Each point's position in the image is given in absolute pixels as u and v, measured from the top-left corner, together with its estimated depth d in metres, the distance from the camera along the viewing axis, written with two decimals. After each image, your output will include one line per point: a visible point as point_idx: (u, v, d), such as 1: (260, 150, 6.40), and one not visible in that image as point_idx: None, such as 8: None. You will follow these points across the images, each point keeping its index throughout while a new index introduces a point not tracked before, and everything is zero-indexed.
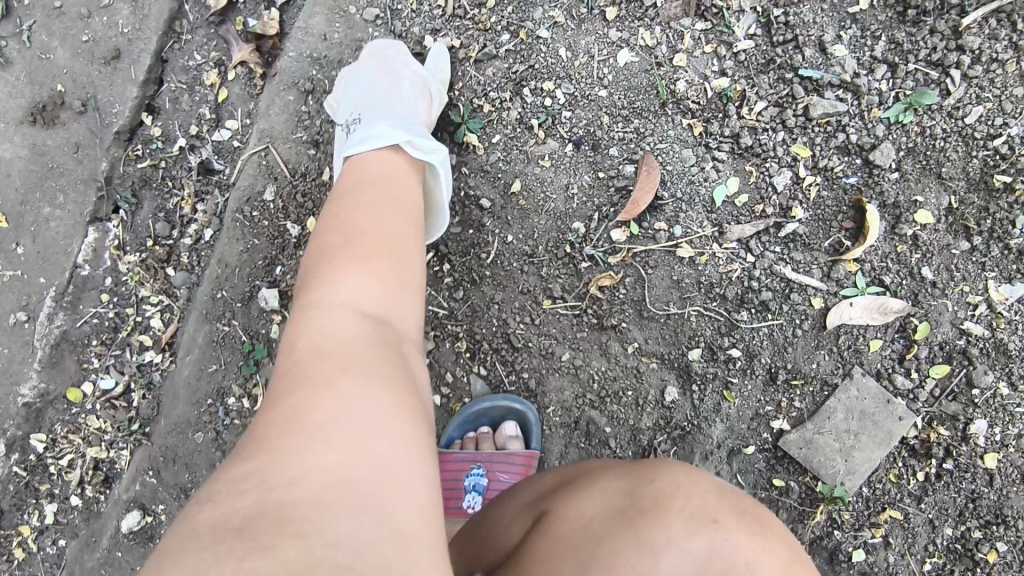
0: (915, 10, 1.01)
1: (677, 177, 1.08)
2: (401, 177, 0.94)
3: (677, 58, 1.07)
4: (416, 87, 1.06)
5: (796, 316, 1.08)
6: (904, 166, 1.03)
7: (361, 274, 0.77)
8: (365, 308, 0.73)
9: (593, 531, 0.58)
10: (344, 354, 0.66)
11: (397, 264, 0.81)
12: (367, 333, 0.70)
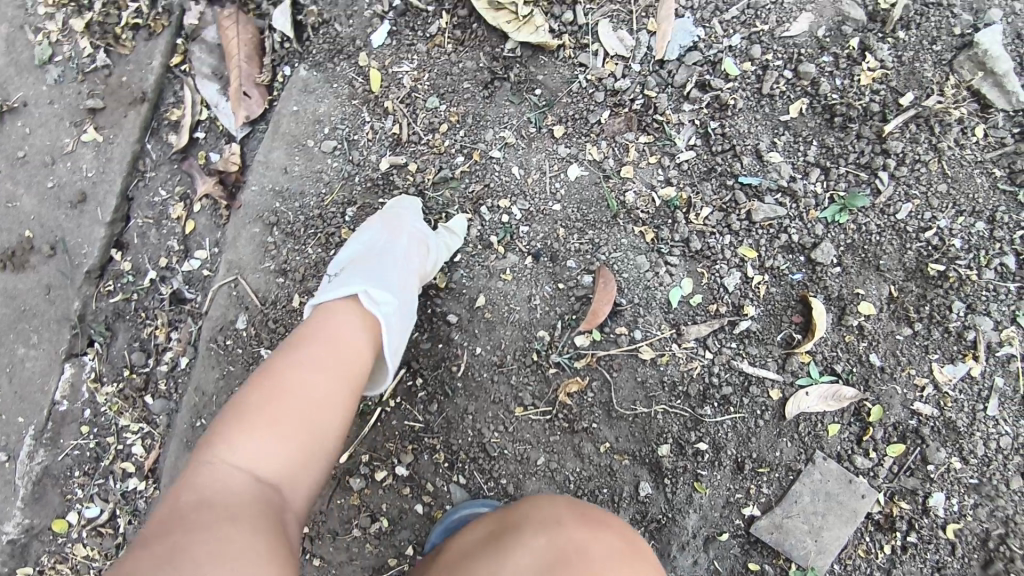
0: (841, 117, 1.06)
1: (633, 283, 1.13)
2: (350, 333, 0.90)
3: (624, 171, 1.12)
4: (410, 245, 1.05)
5: (756, 408, 1.12)
6: (845, 261, 1.09)
7: (266, 441, 0.73)
8: (263, 469, 0.71)
9: (466, 552, 0.71)
10: (224, 515, 0.64)
11: (315, 431, 0.78)
12: (257, 502, 0.68)
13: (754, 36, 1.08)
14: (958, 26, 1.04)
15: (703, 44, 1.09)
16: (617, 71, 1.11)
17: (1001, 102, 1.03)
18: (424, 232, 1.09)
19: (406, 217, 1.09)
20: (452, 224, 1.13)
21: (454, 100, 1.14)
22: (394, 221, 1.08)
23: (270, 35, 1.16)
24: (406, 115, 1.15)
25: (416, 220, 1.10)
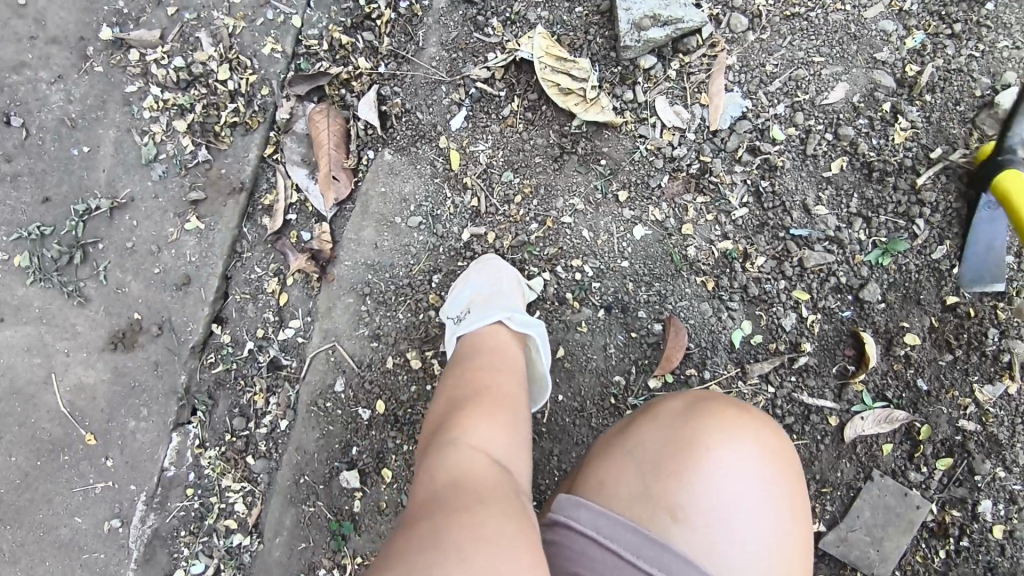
0: (879, 171, 1.19)
1: (699, 329, 1.25)
2: (508, 352, 1.07)
3: (684, 228, 1.25)
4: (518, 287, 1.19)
5: (817, 434, 1.24)
6: (889, 298, 1.21)
7: (487, 428, 0.87)
8: (493, 452, 0.84)
9: (621, 428, 0.89)
10: (476, 481, 0.77)
11: (516, 426, 0.91)
12: (496, 473, 0.80)
13: (798, 104, 1.20)
14: (980, 88, 1.17)
15: (752, 114, 1.21)
16: (674, 140, 1.23)
17: None
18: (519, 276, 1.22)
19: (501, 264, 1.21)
20: (532, 283, 1.26)
21: (527, 173, 1.26)
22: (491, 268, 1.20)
23: (355, 123, 1.27)
24: (483, 189, 1.26)
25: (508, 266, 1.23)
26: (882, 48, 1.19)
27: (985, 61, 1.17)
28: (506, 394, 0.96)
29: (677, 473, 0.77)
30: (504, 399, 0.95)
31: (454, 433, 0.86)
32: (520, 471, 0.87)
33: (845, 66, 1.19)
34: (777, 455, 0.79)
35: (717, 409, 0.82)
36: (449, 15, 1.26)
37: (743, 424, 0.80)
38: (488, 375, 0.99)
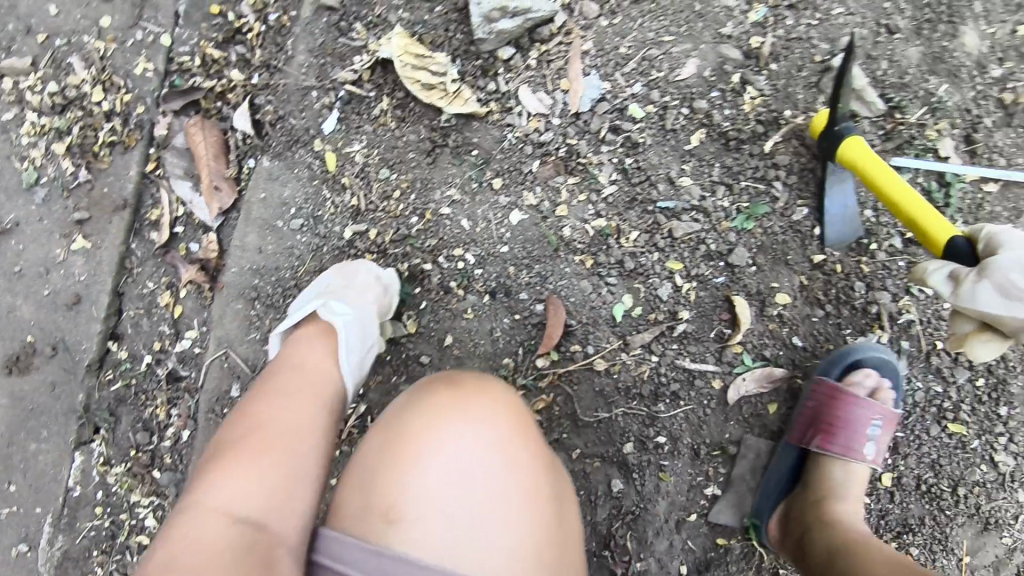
0: (735, 140, 1.24)
1: (580, 306, 1.29)
2: (310, 343, 1.06)
3: (558, 209, 1.29)
4: (367, 279, 1.20)
5: (703, 398, 1.28)
6: (758, 260, 1.26)
7: (243, 473, 0.78)
8: (240, 510, 0.75)
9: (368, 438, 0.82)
10: (203, 564, 0.69)
11: (289, 458, 0.82)
12: (235, 540, 0.72)
13: (653, 83, 1.25)
14: (819, 54, 1.22)
15: (610, 95, 1.26)
16: (540, 126, 1.28)
17: (866, 113, 1.21)
18: (375, 268, 1.22)
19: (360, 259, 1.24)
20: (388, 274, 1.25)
21: (402, 169, 1.29)
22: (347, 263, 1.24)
23: (233, 134, 1.31)
24: (361, 188, 1.30)
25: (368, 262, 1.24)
26: (726, 23, 1.24)
27: (822, 29, 1.22)
28: (286, 422, 0.86)
29: (396, 472, 0.73)
30: (284, 427, 0.85)
31: (200, 491, 0.77)
32: (292, 514, 0.77)
33: (693, 43, 1.24)
34: (502, 438, 0.74)
35: (436, 401, 0.76)
36: (314, 23, 1.28)
37: (461, 413, 0.75)
38: (272, 403, 0.90)
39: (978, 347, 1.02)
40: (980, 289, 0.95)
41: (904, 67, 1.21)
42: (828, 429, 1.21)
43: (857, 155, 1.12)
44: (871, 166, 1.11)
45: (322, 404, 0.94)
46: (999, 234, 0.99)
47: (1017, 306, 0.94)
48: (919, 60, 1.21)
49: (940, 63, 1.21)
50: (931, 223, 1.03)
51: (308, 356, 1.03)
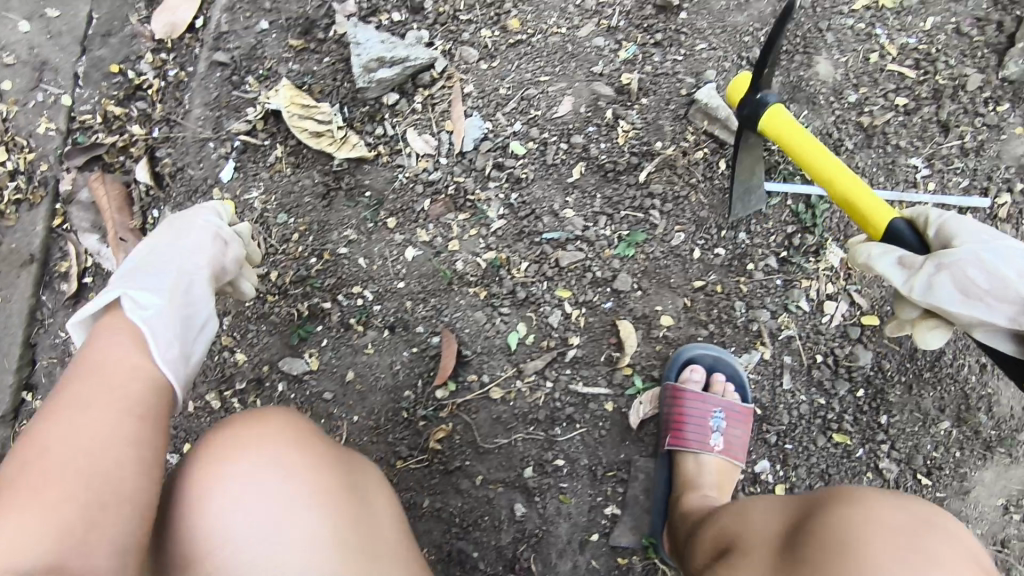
0: (613, 171, 1.31)
1: (475, 337, 1.34)
2: (110, 330, 0.90)
3: (451, 245, 1.34)
4: (199, 240, 1.09)
5: (597, 420, 1.32)
6: (642, 285, 1.31)
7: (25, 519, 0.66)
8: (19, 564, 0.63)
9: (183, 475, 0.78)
10: None
11: (91, 487, 0.71)
12: None
13: (532, 121, 1.31)
14: (685, 88, 1.29)
15: (492, 134, 1.32)
16: (429, 166, 1.33)
17: (734, 141, 1.28)
18: (211, 226, 1.11)
19: (196, 209, 1.14)
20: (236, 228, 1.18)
21: (300, 213, 1.35)
22: (178, 221, 1.12)
23: (135, 186, 1.35)
24: (261, 233, 1.35)
25: (201, 216, 1.13)
26: (597, 62, 1.31)
27: (687, 63, 1.29)
28: (83, 442, 0.73)
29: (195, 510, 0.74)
30: (80, 449, 0.72)
31: None
32: (93, 555, 0.68)
33: (567, 81, 1.31)
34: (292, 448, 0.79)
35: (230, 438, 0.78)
36: (209, 78, 1.34)
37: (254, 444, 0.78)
38: (61, 420, 0.74)
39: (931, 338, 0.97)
40: (938, 281, 0.90)
41: None
42: (676, 429, 1.28)
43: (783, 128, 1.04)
44: (797, 141, 1.03)
45: (134, 409, 0.80)
46: (949, 222, 0.94)
47: (973, 304, 0.90)
48: (779, 89, 1.28)
49: (799, 91, 1.28)
50: (873, 207, 0.97)
51: (106, 339, 0.89)
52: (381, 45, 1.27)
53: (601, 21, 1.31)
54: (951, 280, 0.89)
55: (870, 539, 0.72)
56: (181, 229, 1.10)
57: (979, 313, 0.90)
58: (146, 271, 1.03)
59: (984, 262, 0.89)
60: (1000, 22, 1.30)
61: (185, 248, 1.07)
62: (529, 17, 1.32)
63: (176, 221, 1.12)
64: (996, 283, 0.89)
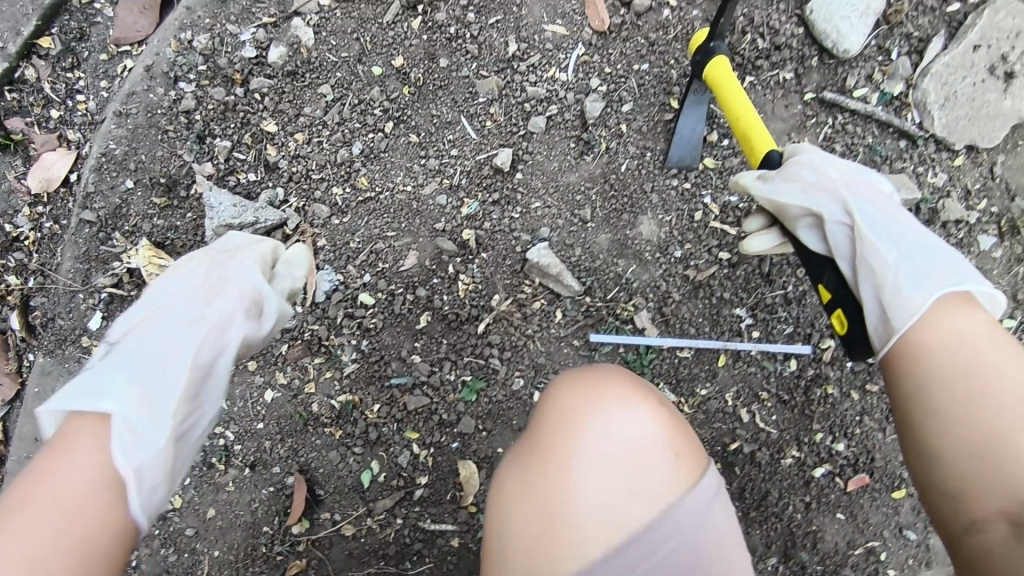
0: (457, 319, 1.38)
1: (329, 476, 1.40)
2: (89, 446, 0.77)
3: (307, 387, 1.42)
4: (234, 301, 1.03)
5: (442, 554, 1.39)
6: (487, 425, 1.39)
7: None
8: None
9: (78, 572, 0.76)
10: None
11: None
12: None
13: (380, 273, 1.40)
14: (521, 245, 1.37)
15: (342, 286, 1.40)
16: None
17: (565, 293, 1.36)
18: (251, 286, 1.06)
19: (253, 250, 1.13)
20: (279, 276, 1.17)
21: None
22: (221, 259, 1.09)
23: (11, 333, 1.42)
24: None
25: (248, 262, 1.10)
26: (439, 219, 1.39)
27: (523, 219, 1.37)
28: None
29: None
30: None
31: None
32: None
33: (411, 236, 1.39)
34: None
35: None
36: (79, 232, 1.40)
37: None
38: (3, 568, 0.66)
39: (756, 238, 1.10)
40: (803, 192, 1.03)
41: (596, 253, 1.37)
42: None
43: (723, 73, 1.19)
44: (726, 84, 1.17)
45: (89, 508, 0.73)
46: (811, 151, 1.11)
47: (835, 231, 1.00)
48: (608, 245, 1.37)
49: (626, 248, 1.37)
50: (754, 142, 1.13)
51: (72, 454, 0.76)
52: (233, 208, 1.35)
53: (443, 180, 1.38)
54: (802, 169, 1.06)
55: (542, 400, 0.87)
56: (218, 282, 1.05)
57: (806, 201, 1.02)
58: (157, 330, 0.95)
59: (848, 186, 1.03)
60: None
61: (212, 309, 1.00)
62: (376, 175, 1.39)
63: (212, 249, 1.12)
64: (840, 195, 1.01)
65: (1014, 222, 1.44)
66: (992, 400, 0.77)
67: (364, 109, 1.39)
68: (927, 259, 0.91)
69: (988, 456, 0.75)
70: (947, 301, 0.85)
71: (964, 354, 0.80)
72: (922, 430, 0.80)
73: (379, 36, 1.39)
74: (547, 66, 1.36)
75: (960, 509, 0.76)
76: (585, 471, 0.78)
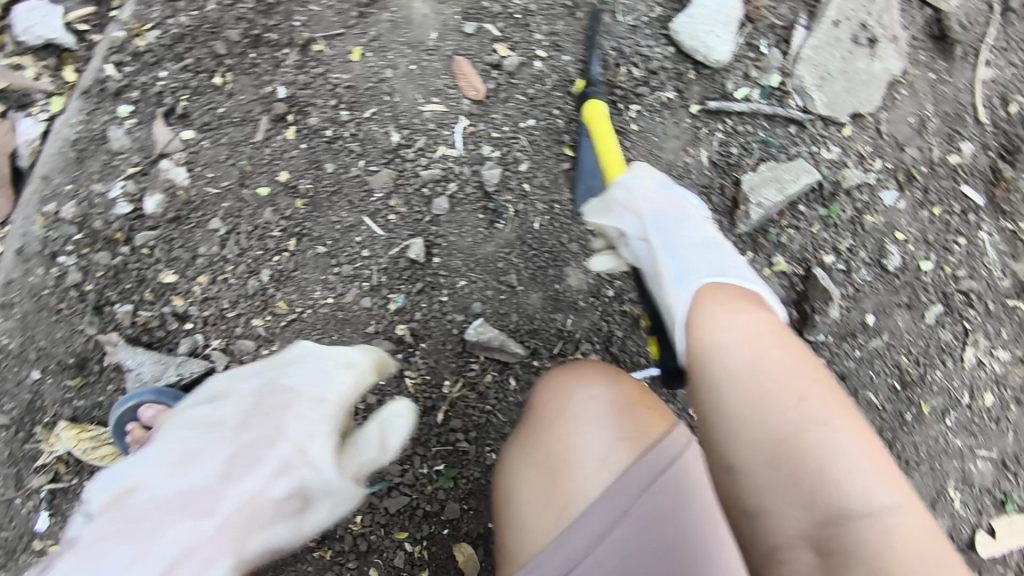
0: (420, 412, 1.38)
1: None
2: None
3: None
4: (273, 486, 0.86)
5: None
6: (470, 502, 1.40)
7: None
8: None
9: None
10: None
11: None
12: None
13: None
14: (455, 325, 1.37)
15: None
16: None
17: (512, 360, 1.37)
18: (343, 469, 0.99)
19: (330, 408, 0.98)
20: (392, 413, 1.08)
21: None
22: (267, 414, 0.93)
23: None
24: None
25: (294, 421, 0.93)
26: (369, 322, 1.37)
27: (453, 300, 1.37)
28: None
29: None
30: None
31: None
32: None
33: (347, 346, 1.36)
34: None
35: None
36: None
37: None
38: None
39: (598, 261, 1.22)
40: (618, 215, 1.17)
41: (531, 315, 1.38)
42: None
43: (596, 108, 1.25)
44: (595, 120, 1.25)
45: None
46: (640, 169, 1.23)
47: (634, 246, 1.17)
48: (541, 304, 1.38)
49: (559, 302, 1.37)
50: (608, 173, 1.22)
51: None
52: (153, 367, 1.29)
53: (362, 283, 1.36)
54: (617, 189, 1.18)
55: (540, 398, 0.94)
56: (257, 454, 0.87)
57: (617, 221, 1.17)
58: (97, 548, 0.77)
59: (648, 202, 1.15)
60: (723, 186, 1.42)
61: (173, 533, 0.79)
62: (294, 297, 1.35)
63: (384, 423, 1.06)
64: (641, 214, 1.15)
65: (909, 171, 1.55)
66: (776, 408, 0.88)
67: (262, 233, 1.34)
68: (706, 266, 1.06)
69: (785, 462, 0.86)
70: (705, 302, 1.00)
71: (741, 369, 0.91)
72: (728, 450, 0.90)
73: (257, 156, 1.33)
74: (435, 147, 1.32)
75: (757, 522, 0.87)
76: (582, 429, 0.84)
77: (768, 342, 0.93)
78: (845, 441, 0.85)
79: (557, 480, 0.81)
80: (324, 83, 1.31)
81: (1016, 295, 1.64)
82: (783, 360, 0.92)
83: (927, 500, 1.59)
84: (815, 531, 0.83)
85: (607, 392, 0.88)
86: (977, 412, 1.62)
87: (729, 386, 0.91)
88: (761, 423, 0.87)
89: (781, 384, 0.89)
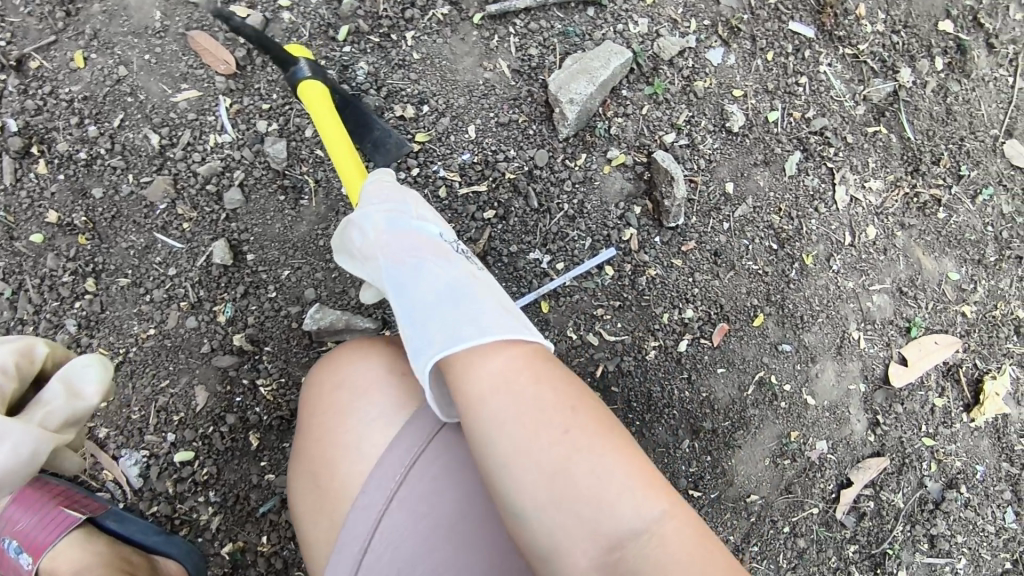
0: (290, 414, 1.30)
1: None
2: None
3: None
4: None
5: None
6: None
7: None
8: None
9: None
10: None
11: None
12: None
13: (180, 425, 1.27)
14: (294, 319, 1.27)
15: (151, 458, 1.26)
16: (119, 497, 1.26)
17: (365, 336, 1.28)
18: (18, 424, 1.04)
19: None
20: (80, 368, 1.09)
21: None
22: None
23: None
24: None
25: None
26: (202, 342, 1.26)
27: (283, 293, 1.27)
28: None
29: None
30: None
31: None
32: None
33: (188, 373, 1.26)
34: None
35: None
36: None
37: None
38: None
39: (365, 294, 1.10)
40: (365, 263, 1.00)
41: None
42: None
43: (313, 101, 1.12)
44: (318, 116, 1.12)
45: None
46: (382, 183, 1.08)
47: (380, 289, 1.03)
48: None
49: None
50: (348, 178, 1.11)
51: None
52: None
53: (180, 303, 1.25)
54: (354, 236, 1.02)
55: (312, 394, 1.00)
56: None
57: (366, 271, 1.01)
58: None
59: (385, 248, 0.97)
60: (531, 92, 1.35)
61: None
62: (111, 338, 1.23)
63: (65, 376, 1.08)
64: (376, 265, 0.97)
65: (730, 24, 1.49)
66: (540, 447, 0.74)
67: (52, 283, 1.21)
68: (443, 330, 0.83)
69: (562, 495, 0.73)
70: (450, 373, 0.79)
71: (501, 405, 0.76)
72: (506, 491, 0.75)
73: (15, 203, 1.20)
74: (204, 138, 1.23)
75: (552, 563, 0.74)
76: (355, 418, 0.94)
77: (525, 373, 0.77)
78: (613, 459, 0.74)
79: (338, 467, 0.92)
80: (58, 103, 1.20)
81: (872, 121, 1.58)
82: (536, 391, 0.76)
83: (834, 348, 1.54)
84: (606, 570, 0.72)
85: (366, 375, 0.96)
86: (861, 248, 1.57)
87: (490, 437, 0.75)
88: (526, 472, 0.74)
89: (539, 419, 0.75)
